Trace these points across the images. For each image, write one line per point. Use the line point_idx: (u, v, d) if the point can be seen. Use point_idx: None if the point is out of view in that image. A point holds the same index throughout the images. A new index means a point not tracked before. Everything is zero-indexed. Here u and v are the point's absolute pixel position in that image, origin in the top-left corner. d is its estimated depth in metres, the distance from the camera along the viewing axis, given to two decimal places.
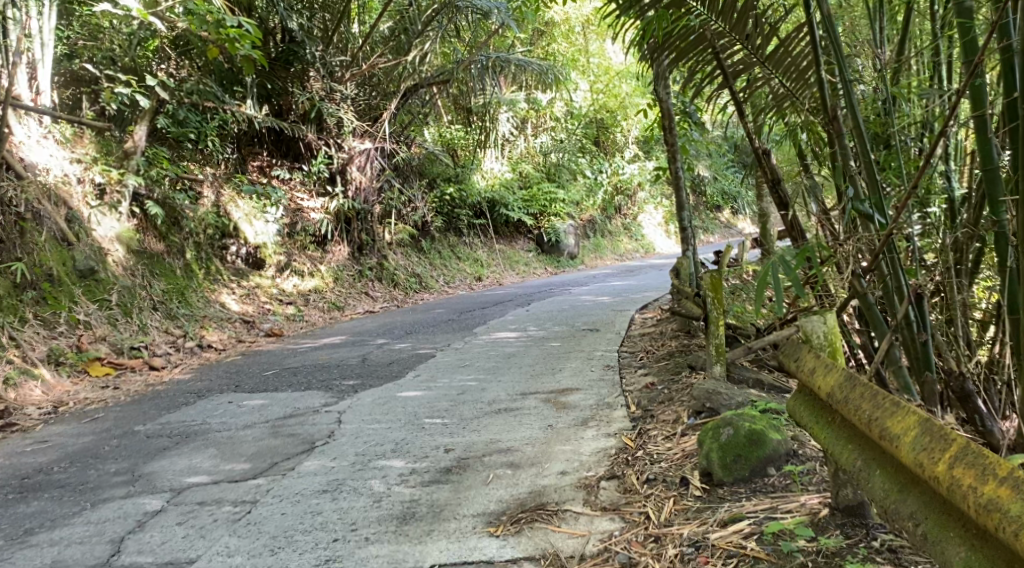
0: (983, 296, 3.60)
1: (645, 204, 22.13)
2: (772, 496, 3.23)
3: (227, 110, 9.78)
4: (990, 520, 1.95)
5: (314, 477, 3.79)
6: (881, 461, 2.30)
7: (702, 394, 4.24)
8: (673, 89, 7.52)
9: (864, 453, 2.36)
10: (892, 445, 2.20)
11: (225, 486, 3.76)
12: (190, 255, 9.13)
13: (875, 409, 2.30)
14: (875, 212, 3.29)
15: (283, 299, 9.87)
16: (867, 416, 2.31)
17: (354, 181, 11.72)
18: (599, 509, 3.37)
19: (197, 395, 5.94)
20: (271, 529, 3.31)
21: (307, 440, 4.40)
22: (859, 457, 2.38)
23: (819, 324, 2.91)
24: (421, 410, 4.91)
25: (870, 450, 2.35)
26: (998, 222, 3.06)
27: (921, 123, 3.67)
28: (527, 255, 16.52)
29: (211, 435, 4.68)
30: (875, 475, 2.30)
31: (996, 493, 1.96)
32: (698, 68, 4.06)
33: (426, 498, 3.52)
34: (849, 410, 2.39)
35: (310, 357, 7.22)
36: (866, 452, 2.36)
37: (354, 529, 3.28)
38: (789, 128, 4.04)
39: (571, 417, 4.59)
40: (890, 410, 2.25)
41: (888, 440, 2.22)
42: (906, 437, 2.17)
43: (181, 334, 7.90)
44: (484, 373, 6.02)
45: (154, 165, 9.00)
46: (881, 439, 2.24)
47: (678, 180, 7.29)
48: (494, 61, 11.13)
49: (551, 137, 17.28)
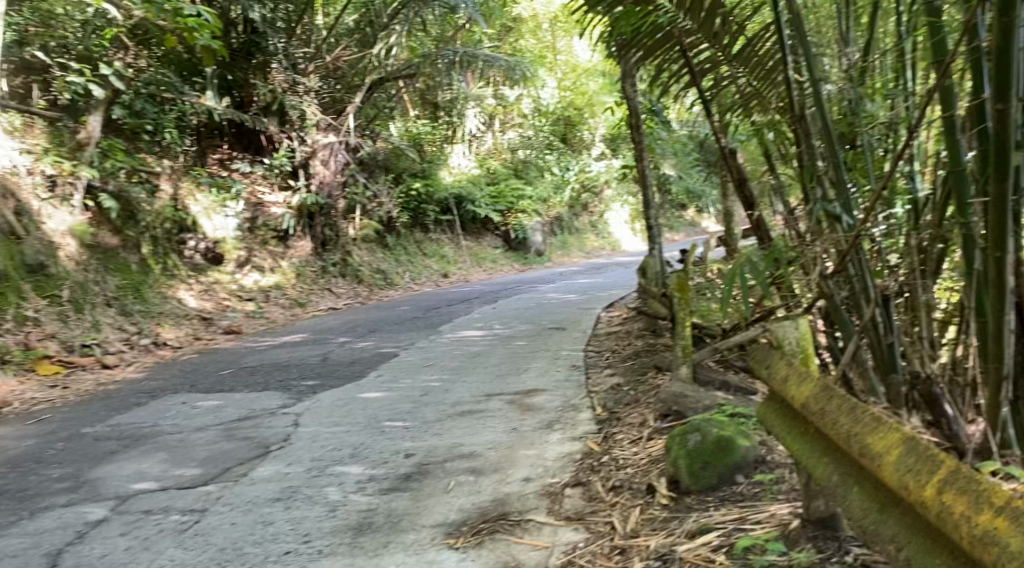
0: (943, 296, 3.48)
1: (612, 201, 22.08)
2: (740, 505, 3.14)
3: (186, 101, 9.61)
4: (985, 555, 1.79)
5: (267, 484, 3.65)
6: (860, 479, 2.20)
7: (669, 397, 4.17)
8: (640, 87, 7.45)
9: (842, 469, 2.27)
10: (874, 464, 2.11)
11: (173, 493, 3.60)
12: (147, 250, 8.88)
13: (856, 425, 2.22)
14: (844, 212, 3.22)
15: (242, 296, 9.66)
16: (847, 433, 2.23)
17: (318, 174, 11.41)
18: (563, 519, 3.26)
19: (149, 396, 5.75)
20: (220, 540, 3.16)
21: (262, 444, 4.25)
22: (836, 472, 2.29)
23: (791, 329, 2.86)
24: (382, 412, 4.77)
25: (847, 466, 2.26)
26: (966, 224, 2.98)
27: (888, 124, 3.51)
28: (494, 251, 16.39)
29: (162, 439, 4.50)
30: (853, 493, 2.20)
31: (992, 524, 1.79)
32: (666, 66, 3.99)
33: (384, 507, 3.39)
34: (828, 425, 2.31)
35: (270, 355, 7.05)
36: (843, 468, 2.27)
37: (308, 541, 3.14)
38: (756, 127, 3.89)
39: (536, 420, 4.48)
40: (873, 426, 2.17)
41: (870, 458, 2.13)
42: (890, 457, 2.07)
43: (136, 331, 7.68)
44: (448, 373, 5.90)
45: (109, 157, 8.59)
46: (862, 456, 2.15)
47: (645, 179, 7.20)
48: (462, 56, 11.20)
49: (519, 133, 17.36)
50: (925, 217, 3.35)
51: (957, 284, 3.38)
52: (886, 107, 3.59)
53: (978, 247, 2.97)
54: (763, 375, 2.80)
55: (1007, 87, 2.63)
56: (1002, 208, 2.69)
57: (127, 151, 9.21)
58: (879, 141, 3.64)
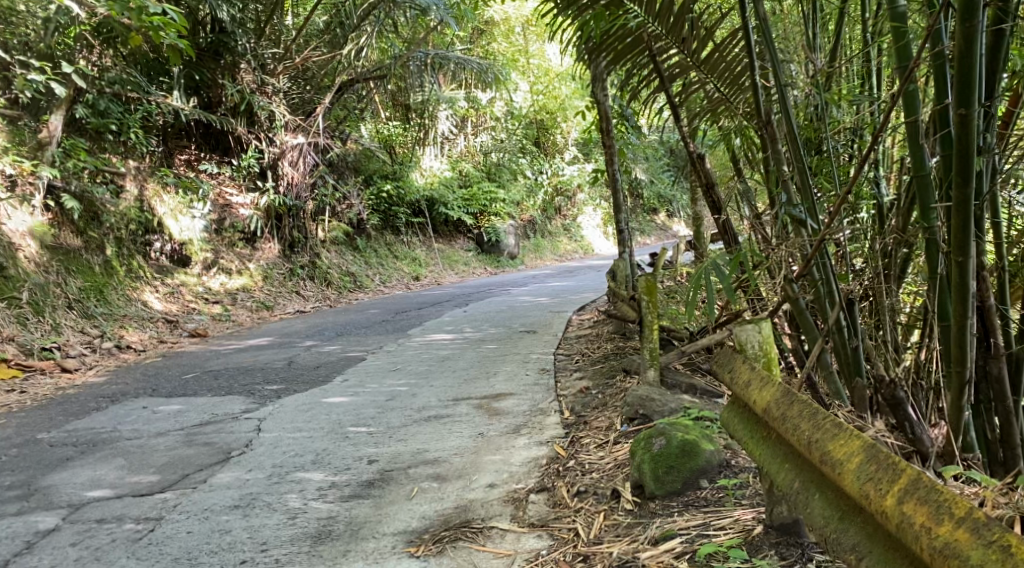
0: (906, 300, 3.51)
1: (585, 204, 22.07)
2: (704, 510, 3.11)
3: (153, 102, 9.53)
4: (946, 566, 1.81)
5: (226, 491, 3.57)
6: (820, 486, 2.19)
7: (636, 401, 4.14)
8: (611, 92, 7.46)
9: (801, 475, 2.25)
10: (834, 471, 2.10)
11: (128, 501, 3.51)
12: (112, 251, 8.72)
13: (815, 431, 2.20)
14: (808, 217, 3.19)
15: (209, 299, 9.51)
16: (806, 439, 2.21)
17: (286, 177, 11.33)
18: (526, 526, 3.22)
19: (109, 400, 5.62)
20: (175, 549, 3.08)
21: (222, 449, 4.17)
22: (796, 478, 2.27)
23: (754, 333, 2.87)
24: (347, 417, 4.71)
25: (806, 472, 2.24)
26: (930, 228, 2.98)
27: (853, 130, 3.60)
28: (466, 254, 16.30)
29: (120, 444, 4.40)
30: (814, 501, 2.19)
31: (953, 536, 1.82)
32: (635, 70, 3.94)
33: (344, 515, 3.33)
34: (787, 430, 2.28)
35: (235, 359, 6.95)
36: (803, 474, 2.25)
37: (265, 549, 3.07)
38: (724, 132, 3.95)
39: (503, 424, 4.43)
40: (831, 432, 2.15)
41: (829, 465, 2.11)
42: (850, 464, 2.06)
43: (98, 334, 7.54)
44: (415, 377, 5.84)
45: (71, 157, 8.43)
46: (823, 463, 2.13)
47: (615, 183, 7.19)
48: (433, 58, 11.18)
49: (492, 136, 17.31)
50: (888, 221, 3.36)
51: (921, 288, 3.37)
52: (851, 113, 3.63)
53: (941, 251, 2.97)
54: (723, 377, 2.78)
55: (970, 92, 2.63)
56: (965, 212, 2.70)
57: (91, 150, 9.06)
58: (845, 147, 3.67)
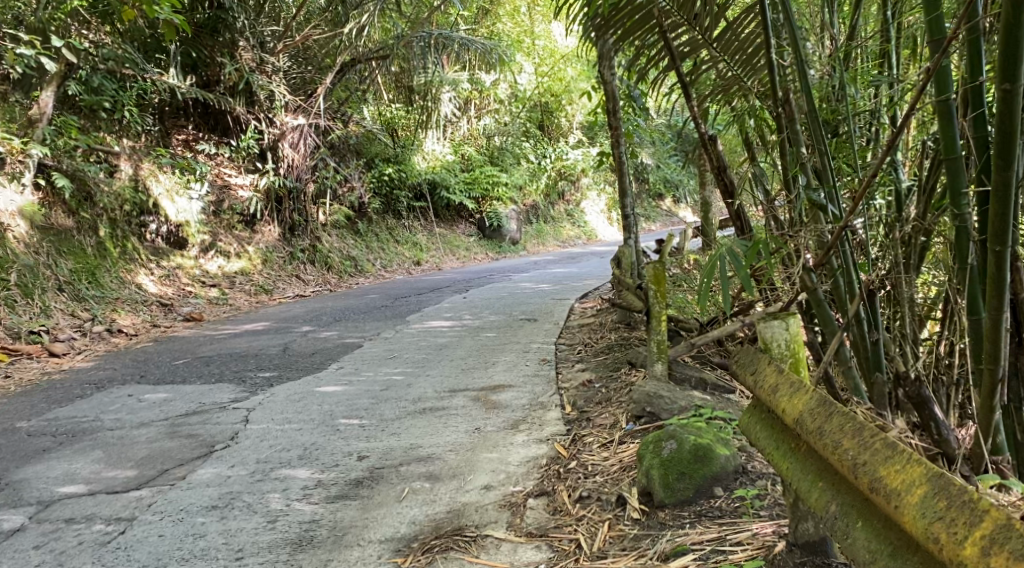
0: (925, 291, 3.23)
1: (588, 190, 21.83)
2: (719, 522, 2.89)
3: (148, 79, 9.31)
4: None
5: (204, 489, 3.36)
6: (865, 513, 1.95)
7: (643, 398, 3.90)
8: (618, 72, 7.15)
9: (841, 498, 2.02)
10: (890, 504, 1.86)
11: (100, 499, 3.30)
12: (104, 232, 8.49)
13: (862, 451, 1.96)
14: (829, 202, 2.94)
15: (205, 282, 9.32)
16: (850, 461, 1.97)
17: (286, 158, 11.05)
18: (524, 536, 2.99)
19: (95, 387, 5.41)
20: (144, 556, 2.87)
21: (206, 442, 3.95)
22: (833, 500, 2.04)
23: (780, 330, 2.65)
24: (339, 408, 4.49)
25: (847, 494, 2.01)
26: (960, 215, 2.67)
27: (872, 112, 3.29)
28: (468, 239, 16.06)
29: (100, 435, 4.18)
30: (855, 530, 1.96)
31: None
32: (645, 47, 3.65)
33: (329, 519, 3.11)
34: (825, 447, 2.04)
35: (229, 344, 6.72)
36: (843, 497, 2.02)
37: (240, 558, 2.85)
38: (738, 113, 3.69)
39: (501, 419, 4.20)
40: (882, 456, 1.91)
41: (884, 496, 1.87)
42: (911, 498, 1.82)
43: (89, 317, 7.34)
44: (412, 365, 5.61)
45: (62, 135, 8.16)
46: (873, 492, 1.89)
47: (621, 168, 6.90)
48: (437, 38, 10.74)
49: (495, 119, 16.97)
50: (908, 208, 3.09)
51: (941, 280, 3.11)
52: (867, 95, 3.34)
53: (973, 240, 2.68)
54: (743, 378, 2.54)
55: (1014, 66, 2.34)
56: (1005, 196, 2.41)
57: (83, 128, 8.79)
58: (862, 131, 3.37)
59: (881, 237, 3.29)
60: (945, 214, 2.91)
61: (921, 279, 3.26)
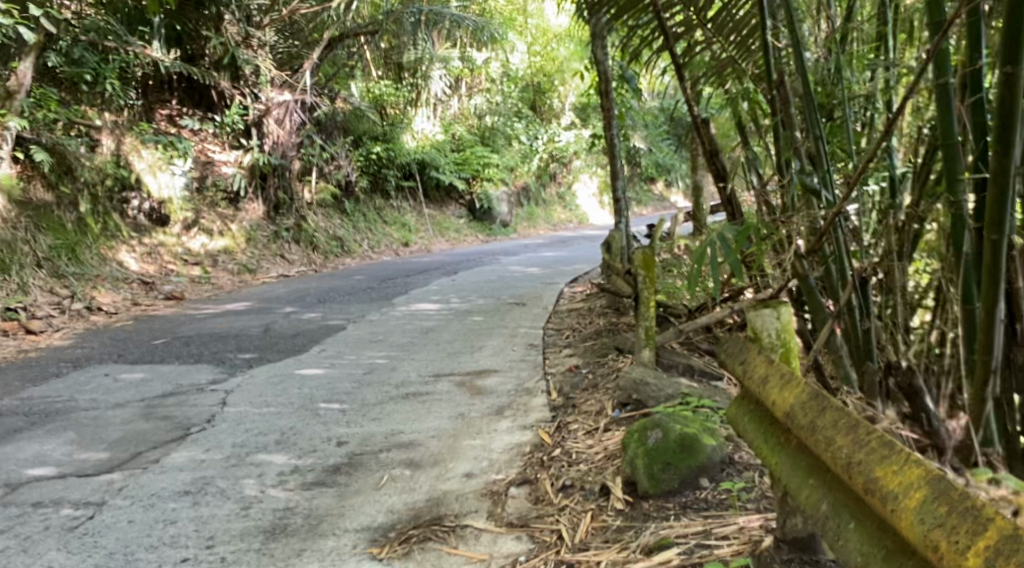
0: (917, 278, 3.13)
1: (579, 172, 21.67)
2: (704, 515, 2.82)
3: (131, 52, 9.09)
4: None
5: (178, 474, 3.27)
6: (859, 515, 1.84)
7: (629, 384, 3.85)
8: (611, 53, 7.04)
9: (833, 497, 1.93)
10: (886, 507, 1.72)
11: (70, 482, 3.21)
12: (85, 207, 8.32)
13: (857, 450, 1.85)
14: (823, 187, 2.84)
15: (188, 260, 9.20)
16: (843, 459, 1.86)
17: (271, 134, 10.89)
18: (504, 526, 2.92)
19: (72, 366, 5.31)
20: (111, 543, 2.78)
21: (181, 425, 3.85)
22: (824, 499, 1.96)
23: (772, 319, 2.57)
24: (319, 392, 4.40)
25: (840, 493, 1.92)
26: (957, 202, 2.57)
27: (869, 96, 3.17)
28: (458, 221, 15.93)
29: (74, 416, 4.08)
30: (848, 531, 1.85)
31: None
32: (638, 28, 3.54)
33: (304, 506, 3.03)
34: (818, 444, 1.96)
35: (209, 324, 6.62)
36: (835, 496, 1.93)
37: (210, 546, 2.76)
38: (731, 96, 3.59)
39: (485, 405, 4.13)
40: (879, 454, 1.79)
41: (880, 500, 1.73)
42: (908, 502, 1.67)
43: (68, 294, 7.20)
44: (396, 349, 5.53)
45: (42, 107, 8.03)
46: (867, 493, 1.77)
47: (613, 150, 6.80)
48: (428, 14, 10.48)
49: (486, 99, 16.80)
50: (902, 195, 2.99)
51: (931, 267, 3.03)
52: (863, 80, 3.24)
53: (969, 228, 2.58)
54: (735, 369, 2.49)
55: (1019, 47, 2.25)
56: (1003, 182, 2.33)
57: (64, 101, 8.64)
58: (858, 115, 3.26)
59: (873, 224, 3.21)
60: (939, 201, 2.81)
61: (913, 267, 3.12)
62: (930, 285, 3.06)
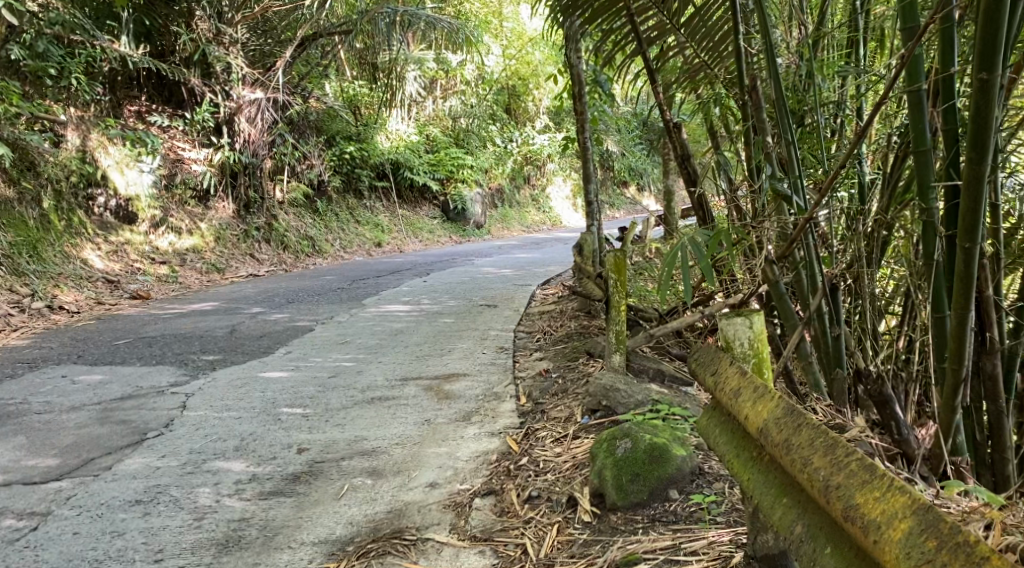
0: (886, 286, 3.06)
1: (554, 175, 21.65)
2: (673, 528, 2.76)
3: (97, 46, 8.90)
4: None
5: (130, 481, 3.15)
6: (838, 540, 1.78)
7: (599, 391, 3.77)
8: (584, 57, 6.98)
9: (808, 519, 1.87)
10: (868, 538, 1.67)
11: (16, 490, 3.08)
12: (48, 204, 8.11)
13: (835, 472, 1.79)
14: (794, 193, 2.76)
15: (155, 259, 9.04)
16: (821, 481, 1.80)
17: (242, 133, 10.74)
18: (467, 540, 2.83)
19: (27, 366, 5.15)
20: (54, 557, 2.66)
21: (138, 430, 3.72)
22: (798, 521, 1.89)
23: (744, 328, 2.50)
24: (282, 396, 4.28)
25: (816, 515, 1.86)
26: (927, 210, 2.51)
27: (838, 102, 3.10)
28: (431, 221, 15.81)
29: (26, 420, 3.94)
30: (824, 555, 1.79)
31: None
32: (611, 31, 3.45)
33: (260, 517, 2.93)
34: (793, 463, 1.89)
35: (174, 325, 6.47)
36: (811, 518, 1.87)
37: (159, 560, 2.65)
38: (702, 101, 3.52)
39: (453, 410, 4.04)
40: (859, 480, 1.73)
41: (861, 529, 1.68)
42: (892, 533, 1.63)
43: (28, 293, 7.00)
44: (364, 351, 5.42)
45: (3, 101, 7.54)
46: (846, 521, 1.72)
47: (585, 154, 6.73)
48: (403, 15, 10.15)
49: (462, 101, 16.70)
50: (871, 202, 2.93)
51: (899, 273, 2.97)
52: (834, 86, 3.15)
53: (940, 235, 2.52)
54: (705, 379, 2.42)
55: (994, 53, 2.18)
56: (976, 190, 2.25)
57: (27, 95, 8.30)
58: (827, 121, 3.18)
59: (842, 230, 3.13)
60: (908, 208, 2.75)
61: (880, 272, 3.04)
62: (897, 291, 3.01)
